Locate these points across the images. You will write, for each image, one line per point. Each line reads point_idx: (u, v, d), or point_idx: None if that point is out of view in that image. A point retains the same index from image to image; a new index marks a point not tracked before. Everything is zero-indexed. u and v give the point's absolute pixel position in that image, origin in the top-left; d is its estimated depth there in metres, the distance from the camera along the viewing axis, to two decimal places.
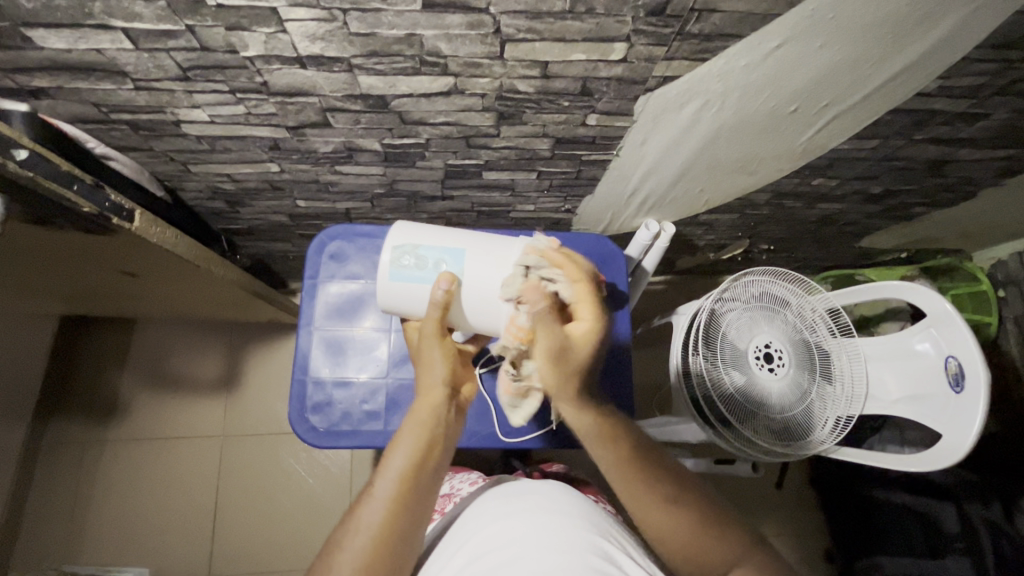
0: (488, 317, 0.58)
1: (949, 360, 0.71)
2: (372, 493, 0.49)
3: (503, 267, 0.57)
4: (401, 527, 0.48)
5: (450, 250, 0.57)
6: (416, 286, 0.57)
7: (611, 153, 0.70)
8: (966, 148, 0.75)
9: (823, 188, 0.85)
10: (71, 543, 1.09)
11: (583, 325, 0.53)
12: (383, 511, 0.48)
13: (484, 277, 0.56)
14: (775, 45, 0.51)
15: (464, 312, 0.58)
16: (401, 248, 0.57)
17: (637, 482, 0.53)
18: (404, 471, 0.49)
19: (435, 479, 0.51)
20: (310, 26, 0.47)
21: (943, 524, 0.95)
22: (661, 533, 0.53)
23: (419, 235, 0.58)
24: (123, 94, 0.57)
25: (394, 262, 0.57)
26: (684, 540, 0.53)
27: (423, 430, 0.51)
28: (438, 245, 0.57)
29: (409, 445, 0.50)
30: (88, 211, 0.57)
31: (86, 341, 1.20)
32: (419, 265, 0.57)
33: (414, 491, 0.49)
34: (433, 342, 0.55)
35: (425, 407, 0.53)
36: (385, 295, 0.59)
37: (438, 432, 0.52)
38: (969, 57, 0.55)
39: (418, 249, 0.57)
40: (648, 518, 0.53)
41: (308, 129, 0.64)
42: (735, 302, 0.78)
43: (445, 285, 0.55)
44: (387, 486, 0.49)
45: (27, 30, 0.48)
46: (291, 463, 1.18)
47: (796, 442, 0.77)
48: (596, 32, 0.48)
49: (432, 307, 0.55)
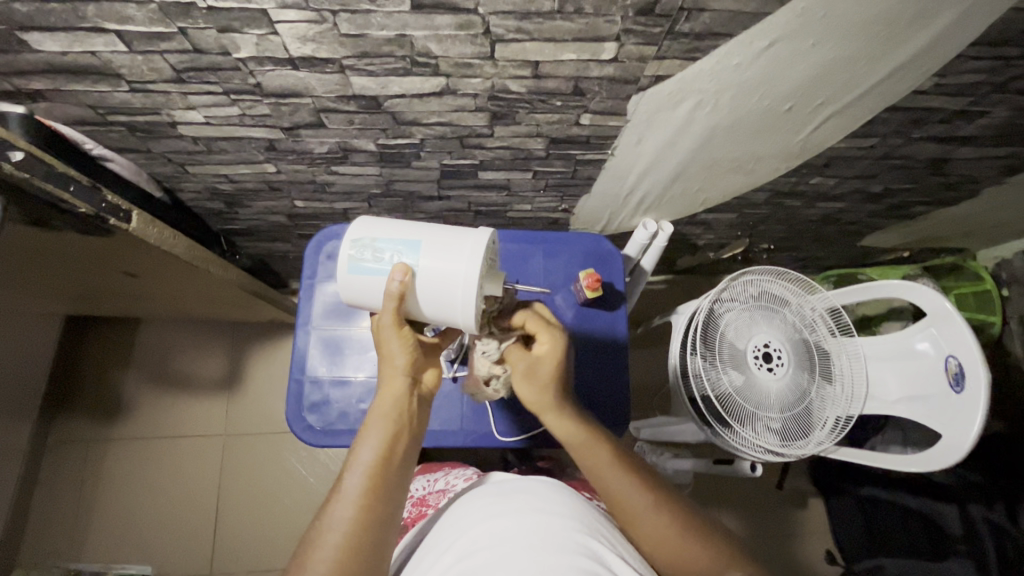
0: (447, 311, 0.54)
1: (948, 360, 0.71)
2: (341, 491, 0.49)
3: (458, 258, 0.53)
4: (374, 521, 0.48)
5: (406, 242, 0.54)
6: (373, 280, 0.55)
7: (607, 153, 0.70)
8: (966, 147, 0.74)
9: (821, 187, 0.84)
10: (75, 540, 1.10)
11: (544, 347, 0.57)
12: (354, 506, 0.48)
13: (438, 269, 0.53)
14: (767, 44, 0.51)
15: (422, 305, 0.55)
16: (358, 242, 0.55)
17: (622, 480, 0.55)
18: (372, 464, 0.50)
19: (404, 470, 0.52)
20: (301, 28, 0.47)
21: (947, 526, 0.95)
22: (651, 538, 0.53)
23: (378, 228, 0.56)
24: (119, 96, 0.58)
25: (351, 256, 0.55)
26: (671, 542, 0.53)
27: (388, 422, 0.52)
28: (395, 238, 0.55)
29: (376, 438, 0.51)
30: (84, 211, 0.57)
31: (90, 340, 1.21)
32: (375, 258, 0.54)
33: (383, 484, 0.50)
34: (392, 335, 0.54)
35: (387, 400, 0.53)
36: (345, 289, 0.57)
37: (402, 422, 0.53)
38: (964, 55, 0.55)
39: (375, 242, 0.55)
40: (632, 524, 0.54)
41: (303, 130, 0.64)
42: (734, 301, 0.78)
43: (400, 276, 0.53)
44: (356, 482, 0.49)
45: (23, 34, 0.48)
46: (293, 462, 1.18)
47: (796, 442, 0.76)
48: (586, 31, 0.48)
49: (388, 299, 0.53)
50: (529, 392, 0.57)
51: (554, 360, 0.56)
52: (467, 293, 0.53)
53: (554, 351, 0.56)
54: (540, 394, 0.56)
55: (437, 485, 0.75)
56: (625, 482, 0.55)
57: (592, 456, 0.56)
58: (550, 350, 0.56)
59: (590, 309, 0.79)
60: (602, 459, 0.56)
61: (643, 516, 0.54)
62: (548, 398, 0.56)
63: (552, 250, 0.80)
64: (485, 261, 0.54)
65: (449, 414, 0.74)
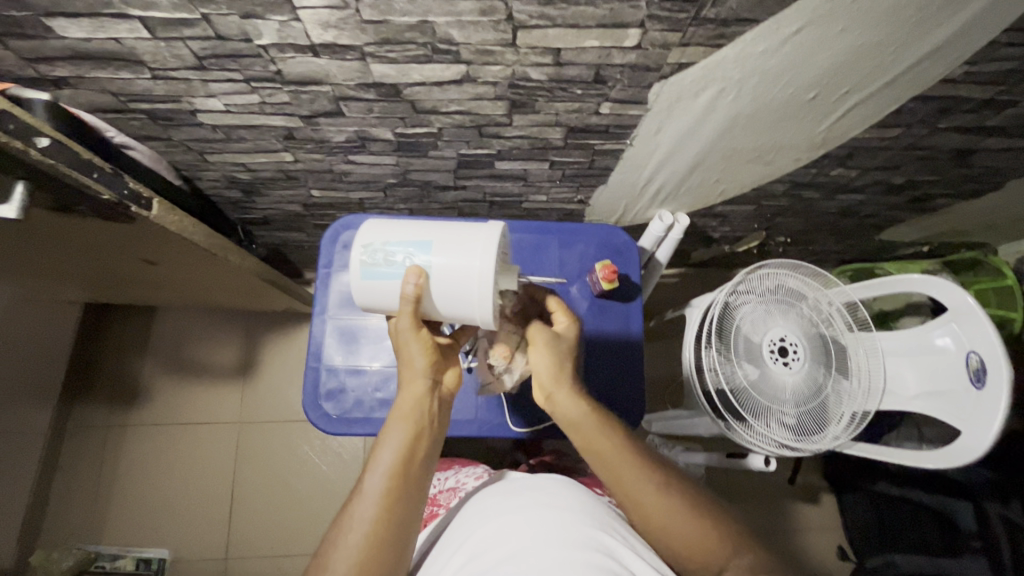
0: (462, 308, 0.54)
1: (969, 356, 0.69)
2: (362, 491, 0.49)
3: (470, 255, 0.52)
4: (394, 521, 0.48)
5: (418, 243, 0.54)
6: (386, 284, 0.54)
7: (625, 143, 0.70)
8: (993, 137, 0.72)
9: (842, 178, 0.83)
10: (94, 523, 1.12)
11: (563, 325, 0.61)
12: (375, 507, 0.48)
13: (452, 266, 0.52)
14: (794, 30, 0.50)
15: (438, 307, 0.54)
16: (369, 247, 0.54)
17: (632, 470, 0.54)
18: (393, 465, 0.50)
19: (424, 470, 0.52)
20: (323, 14, 0.47)
21: (960, 522, 0.93)
22: (656, 521, 0.53)
23: (387, 231, 0.55)
24: (141, 83, 0.58)
25: (363, 261, 0.54)
26: (679, 527, 0.52)
27: (408, 422, 0.52)
28: (405, 240, 0.54)
29: (396, 440, 0.51)
30: (107, 198, 0.58)
31: (107, 327, 1.23)
32: (387, 262, 0.54)
33: (405, 485, 0.50)
34: (410, 338, 0.54)
35: (408, 401, 0.53)
36: (359, 295, 0.56)
37: (423, 423, 0.53)
38: (996, 42, 0.54)
39: (386, 246, 0.54)
40: (654, 520, 0.53)
41: (322, 118, 0.64)
42: (750, 294, 0.77)
43: (414, 279, 0.52)
44: (377, 482, 0.49)
45: (48, 20, 0.48)
46: (305, 450, 1.19)
47: (812, 437, 0.75)
48: (609, 17, 0.48)
49: (404, 303, 0.53)
50: (546, 366, 0.57)
51: (573, 338, 0.60)
52: (483, 289, 0.52)
53: (577, 327, 0.61)
54: (559, 367, 0.57)
55: (448, 483, 0.75)
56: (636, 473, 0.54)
57: (598, 440, 0.55)
58: (569, 329, 0.61)
59: (604, 301, 0.79)
60: (610, 446, 0.55)
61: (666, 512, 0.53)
62: (565, 373, 0.57)
63: (567, 241, 0.80)
64: (499, 255, 0.53)
65: (463, 405, 0.74)
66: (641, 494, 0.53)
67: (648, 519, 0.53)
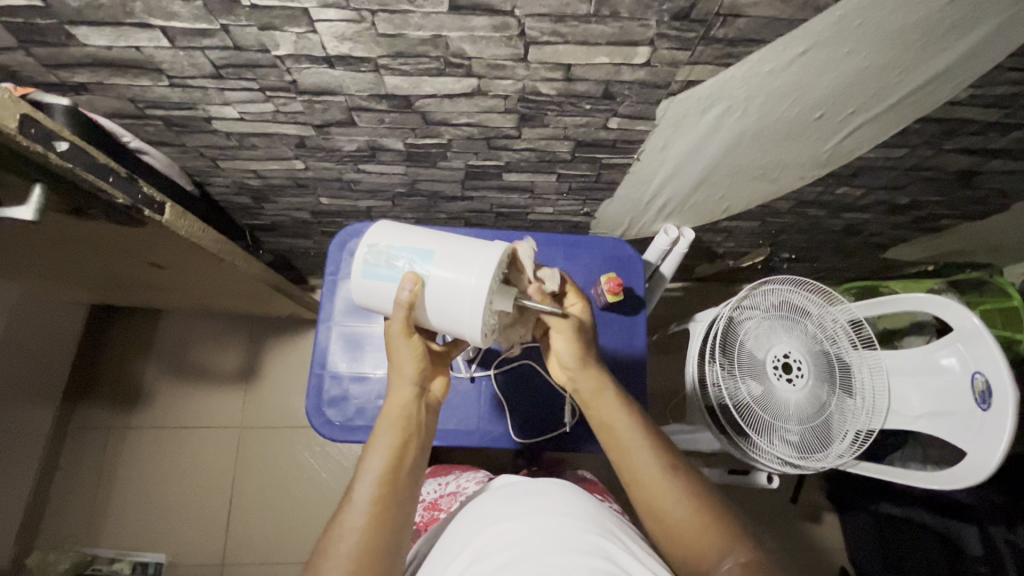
0: (454, 321, 0.54)
1: (975, 376, 0.69)
2: (353, 499, 0.49)
3: (469, 271, 0.53)
4: (385, 529, 0.48)
5: (420, 251, 0.54)
6: (384, 286, 0.55)
7: (632, 157, 0.70)
8: (997, 159, 0.73)
9: (846, 197, 0.84)
10: (92, 525, 1.12)
11: (576, 307, 0.63)
12: (365, 513, 0.48)
13: (448, 279, 0.53)
14: (800, 51, 0.51)
15: (430, 317, 0.55)
16: (375, 248, 0.55)
17: (638, 439, 0.56)
18: (382, 471, 0.50)
19: (413, 478, 0.52)
20: (339, 27, 0.48)
21: (966, 548, 0.91)
22: (654, 501, 0.53)
23: (394, 235, 0.56)
24: (159, 90, 0.59)
25: (366, 261, 0.55)
26: (675, 509, 0.52)
27: (397, 429, 0.53)
28: (410, 246, 0.55)
29: (385, 446, 0.52)
30: (121, 202, 0.58)
31: (113, 328, 1.24)
32: (389, 265, 0.55)
33: (394, 492, 0.50)
34: (401, 343, 0.55)
35: (395, 408, 0.54)
36: (358, 293, 0.57)
37: (410, 430, 0.53)
38: (1002, 66, 0.54)
39: (390, 249, 0.55)
40: (645, 481, 0.54)
41: (334, 128, 0.65)
42: (754, 310, 0.77)
43: (410, 285, 0.53)
44: (366, 488, 0.49)
45: (71, 28, 0.50)
46: (306, 457, 1.19)
47: (814, 455, 0.75)
48: (620, 35, 0.49)
49: (397, 308, 0.54)
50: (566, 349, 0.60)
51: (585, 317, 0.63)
52: (475, 305, 0.52)
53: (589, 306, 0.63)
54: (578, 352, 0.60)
55: (448, 488, 0.75)
56: (641, 447, 0.55)
57: (617, 417, 0.57)
58: (582, 309, 0.63)
59: (608, 315, 0.79)
60: (618, 415, 0.57)
61: (659, 479, 0.54)
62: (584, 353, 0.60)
63: (572, 253, 0.80)
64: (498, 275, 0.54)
65: (466, 415, 0.74)
66: (641, 469, 0.54)
67: (643, 486, 0.54)
